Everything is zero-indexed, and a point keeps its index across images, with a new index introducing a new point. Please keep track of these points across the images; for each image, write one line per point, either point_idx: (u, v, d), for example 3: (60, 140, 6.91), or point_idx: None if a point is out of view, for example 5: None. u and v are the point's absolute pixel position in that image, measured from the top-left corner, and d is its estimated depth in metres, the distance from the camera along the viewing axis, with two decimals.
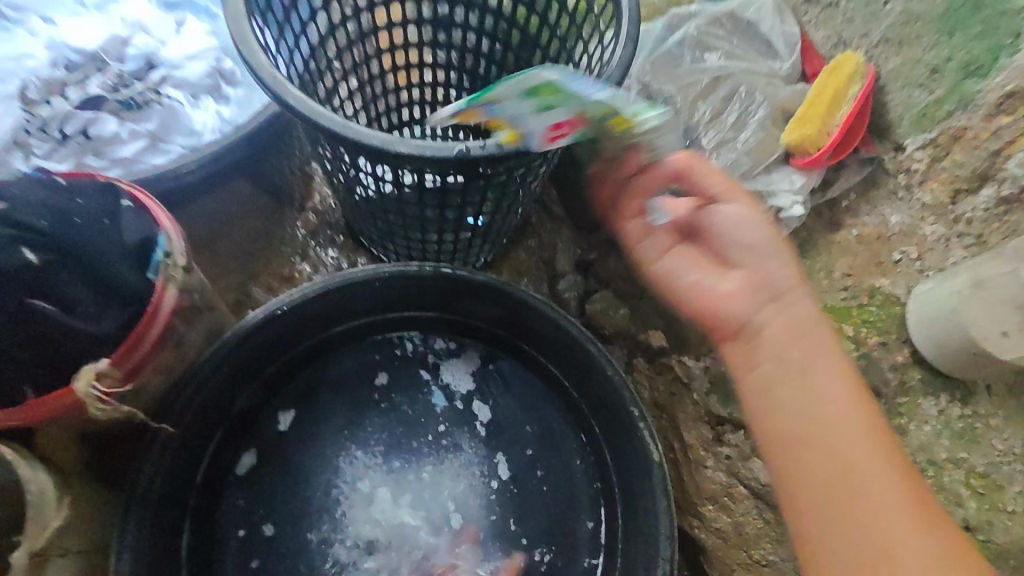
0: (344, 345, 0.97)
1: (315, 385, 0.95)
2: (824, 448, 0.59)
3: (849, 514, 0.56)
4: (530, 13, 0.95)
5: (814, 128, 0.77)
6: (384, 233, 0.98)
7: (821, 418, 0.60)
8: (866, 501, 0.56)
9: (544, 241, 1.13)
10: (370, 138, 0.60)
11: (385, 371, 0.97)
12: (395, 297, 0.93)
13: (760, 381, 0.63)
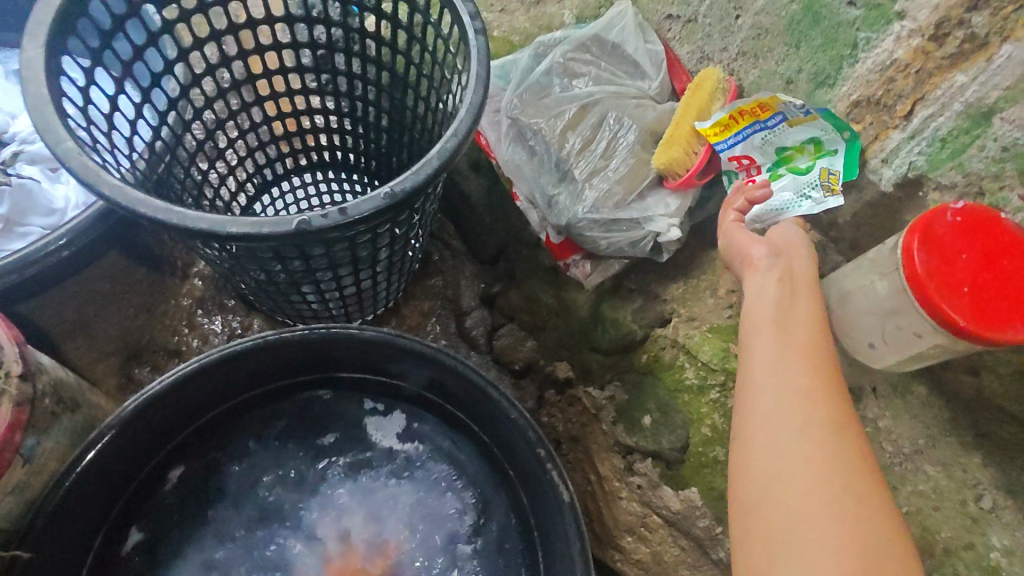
0: (242, 418, 0.91)
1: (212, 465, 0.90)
2: (796, 380, 0.55)
3: (795, 420, 0.53)
4: (395, 54, 0.92)
5: (681, 149, 0.76)
6: (270, 297, 0.93)
7: (800, 344, 0.57)
8: (831, 427, 0.52)
9: (448, 279, 1.10)
10: (198, 222, 0.58)
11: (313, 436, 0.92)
12: (287, 363, 0.88)
13: (801, 313, 0.59)
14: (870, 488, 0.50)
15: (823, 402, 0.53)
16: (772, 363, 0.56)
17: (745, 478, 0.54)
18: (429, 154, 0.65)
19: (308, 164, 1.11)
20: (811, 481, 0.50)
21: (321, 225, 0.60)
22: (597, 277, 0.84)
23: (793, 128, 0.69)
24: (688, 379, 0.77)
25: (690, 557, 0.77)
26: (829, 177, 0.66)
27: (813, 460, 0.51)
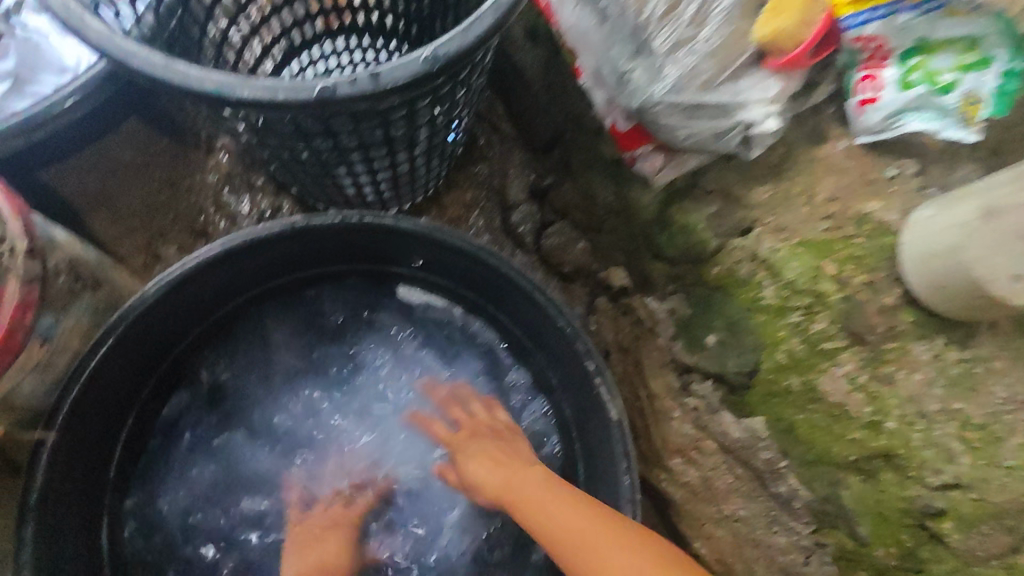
0: (272, 304, 0.87)
1: (241, 351, 0.86)
2: (552, 491, 0.68)
3: (575, 519, 0.64)
4: None
5: (791, 18, 0.61)
6: (298, 178, 0.84)
7: (557, 500, 0.67)
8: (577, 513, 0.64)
9: (494, 168, 1.00)
10: (204, 84, 0.49)
11: (343, 326, 0.88)
12: (315, 252, 0.81)
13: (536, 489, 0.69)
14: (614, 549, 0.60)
15: (573, 502, 0.66)
16: (550, 509, 0.66)
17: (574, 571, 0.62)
18: (481, 9, 0.52)
19: (341, 25, 0.97)
20: (631, 557, 0.59)
21: (349, 94, 0.50)
22: (668, 174, 0.71)
23: (952, 20, 0.58)
24: (765, 299, 0.67)
25: (743, 487, 0.72)
26: (970, 100, 0.58)
27: (598, 532, 0.62)
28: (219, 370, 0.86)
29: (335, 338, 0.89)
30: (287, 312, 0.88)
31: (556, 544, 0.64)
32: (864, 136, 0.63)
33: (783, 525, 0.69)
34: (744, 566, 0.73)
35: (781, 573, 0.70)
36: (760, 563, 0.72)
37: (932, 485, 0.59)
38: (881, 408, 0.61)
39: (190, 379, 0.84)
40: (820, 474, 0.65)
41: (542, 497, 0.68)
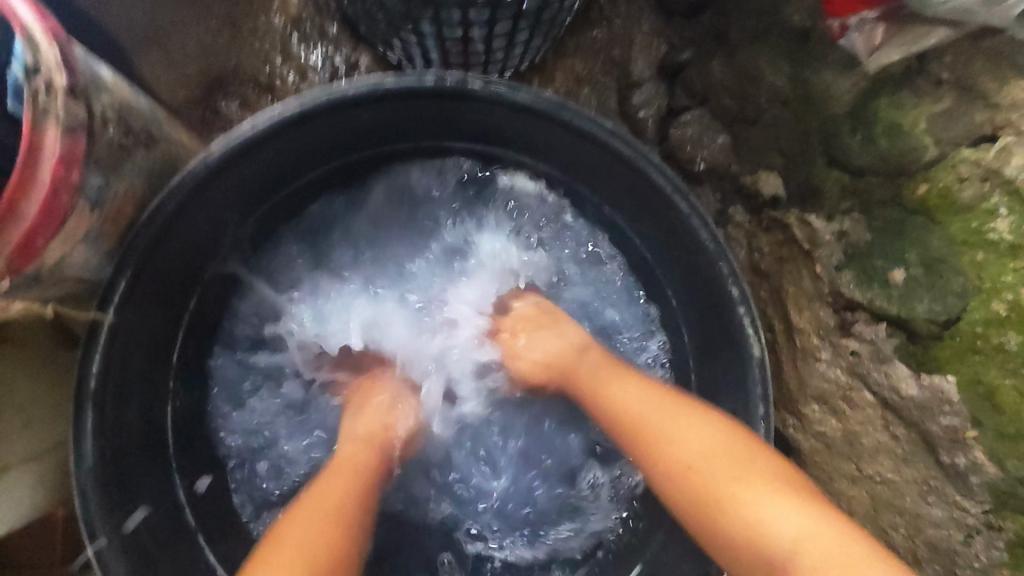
0: (351, 182, 0.74)
1: (311, 232, 0.75)
2: (635, 399, 0.59)
3: (690, 425, 0.55)
4: None
5: None
6: (387, 23, 0.68)
7: (641, 391, 0.59)
8: (685, 425, 0.55)
9: (616, 33, 0.81)
10: None
11: (431, 210, 0.76)
12: (404, 123, 0.67)
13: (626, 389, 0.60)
14: (736, 467, 0.51)
15: (676, 403, 0.57)
16: (640, 404, 0.58)
17: (679, 485, 0.53)
18: None
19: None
20: (716, 446, 0.53)
21: None
22: (899, 49, 0.55)
23: None
24: (994, 233, 0.52)
25: (900, 450, 0.60)
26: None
27: (713, 453, 0.53)
28: (288, 252, 0.74)
29: (419, 217, 0.76)
30: (365, 192, 0.75)
31: (633, 415, 0.58)
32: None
33: (945, 500, 0.58)
34: (878, 533, 0.63)
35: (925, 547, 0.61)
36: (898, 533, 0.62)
37: None
38: None
39: (258, 260, 0.74)
40: (1019, 453, 0.52)
41: (643, 403, 0.58)
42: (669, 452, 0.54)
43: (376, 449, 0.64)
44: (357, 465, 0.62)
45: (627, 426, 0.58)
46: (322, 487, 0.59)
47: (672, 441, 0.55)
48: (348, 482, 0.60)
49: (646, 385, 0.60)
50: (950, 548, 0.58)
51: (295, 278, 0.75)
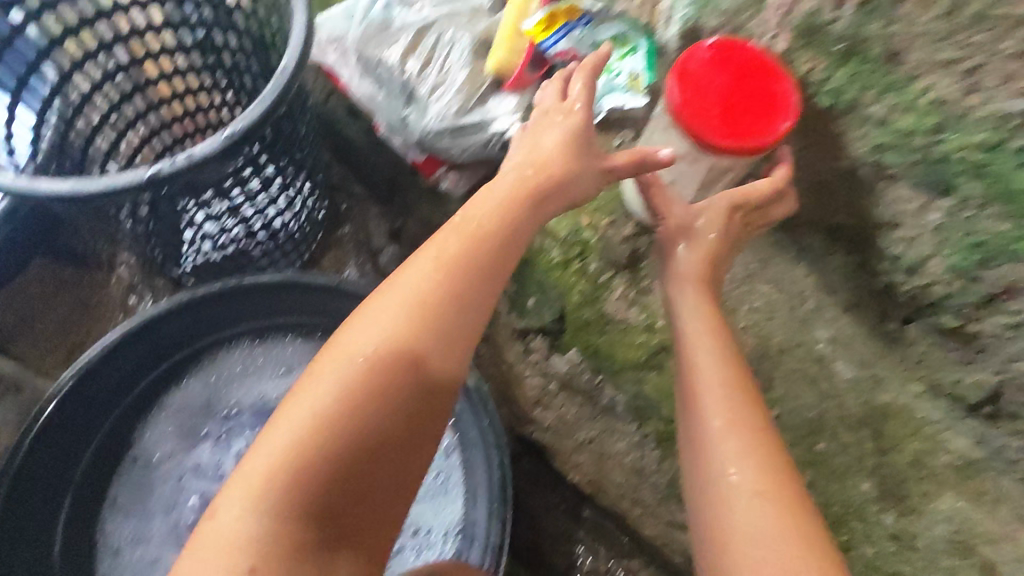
0: (180, 403, 0.96)
1: (150, 438, 0.94)
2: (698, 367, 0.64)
3: (747, 399, 0.62)
4: (239, 16, 0.95)
5: (506, 51, 0.83)
6: (167, 249, 0.99)
7: (713, 326, 0.67)
8: (715, 397, 0.62)
9: (358, 224, 1.19)
10: (57, 189, 0.68)
11: (245, 388, 0.98)
12: (205, 324, 0.95)
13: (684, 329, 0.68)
14: (747, 433, 0.59)
15: (722, 364, 0.64)
16: (693, 336, 0.67)
17: (696, 418, 0.62)
18: (263, 94, 0.72)
19: (198, 128, 1.12)
20: (766, 515, 0.53)
21: (168, 171, 0.69)
22: (465, 182, 0.90)
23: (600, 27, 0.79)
24: (552, 257, 0.86)
25: (586, 412, 0.89)
26: (634, 77, 0.77)
27: (735, 423, 0.60)
28: (136, 461, 0.93)
29: (231, 393, 0.97)
30: (200, 407, 0.97)
31: (735, 377, 0.63)
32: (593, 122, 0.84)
33: (622, 432, 0.87)
34: (608, 479, 0.88)
35: (632, 472, 0.87)
36: (615, 471, 0.88)
37: None
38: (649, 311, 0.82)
39: (117, 473, 0.92)
40: (626, 378, 0.83)
41: (722, 345, 0.65)
42: (708, 406, 0.61)
43: (413, 305, 0.51)
44: (478, 262, 0.55)
45: (694, 435, 0.61)
46: (385, 296, 0.52)
47: (712, 410, 0.61)
48: (452, 316, 0.52)
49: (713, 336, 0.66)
50: (639, 463, 0.86)
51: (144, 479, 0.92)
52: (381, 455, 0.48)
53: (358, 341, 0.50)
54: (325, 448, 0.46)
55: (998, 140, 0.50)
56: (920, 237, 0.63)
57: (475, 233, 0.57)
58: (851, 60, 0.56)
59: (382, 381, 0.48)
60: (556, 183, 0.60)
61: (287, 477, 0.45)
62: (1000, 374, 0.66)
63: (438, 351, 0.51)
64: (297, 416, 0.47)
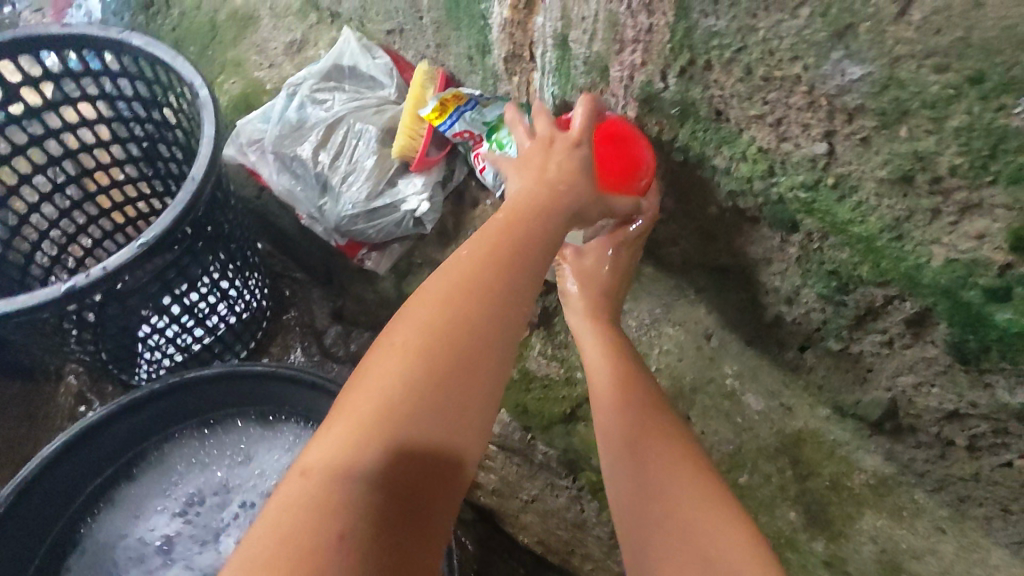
0: (128, 500, 0.96)
1: (95, 540, 0.94)
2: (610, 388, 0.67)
3: (664, 414, 0.65)
4: (166, 128, 1.01)
5: (406, 137, 0.89)
6: (120, 360, 1.04)
7: (620, 350, 0.71)
8: (635, 416, 0.64)
9: (303, 308, 1.23)
10: None
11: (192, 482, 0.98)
12: (153, 423, 0.97)
13: (591, 355, 0.71)
14: (679, 447, 0.61)
15: (641, 384, 0.67)
16: (602, 358, 0.70)
17: (619, 437, 0.64)
18: (176, 201, 0.78)
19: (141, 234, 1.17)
20: (694, 518, 0.55)
21: (83, 284, 0.76)
22: (387, 260, 0.96)
23: (488, 108, 0.86)
24: None
25: (526, 470, 0.90)
26: None
27: (658, 437, 0.62)
28: (80, 564, 0.92)
29: (178, 487, 0.97)
30: (147, 503, 0.96)
31: (651, 394, 0.66)
32: (498, 193, 0.92)
33: (560, 487, 0.88)
34: (554, 537, 0.89)
35: (575, 526, 0.87)
36: (560, 528, 0.88)
37: None
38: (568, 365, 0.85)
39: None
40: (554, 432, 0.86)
41: (630, 367, 0.69)
42: (624, 426, 0.64)
43: (429, 337, 0.44)
44: (495, 288, 0.47)
45: (619, 447, 0.64)
46: (408, 325, 0.45)
47: (634, 430, 0.64)
48: (476, 347, 0.44)
49: (619, 354, 0.70)
50: (580, 517, 0.87)
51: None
52: (416, 514, 0.40)
53: (379, 379, 0.43)
54: (364, 474, 0.40)
55: (815, 180, 0.57)
56: (789, 270, 0.68)
57: (499, 264, 0.48)
58: (687, 122, 0.64)
59: (426, 375, 0.43)
60: (573, 203, 0.57)
61: (322, 502, 0.39)
62: (890, 390, 0.69)
63: (463, 381, 0.43)
64: (343, 434, 0.41)
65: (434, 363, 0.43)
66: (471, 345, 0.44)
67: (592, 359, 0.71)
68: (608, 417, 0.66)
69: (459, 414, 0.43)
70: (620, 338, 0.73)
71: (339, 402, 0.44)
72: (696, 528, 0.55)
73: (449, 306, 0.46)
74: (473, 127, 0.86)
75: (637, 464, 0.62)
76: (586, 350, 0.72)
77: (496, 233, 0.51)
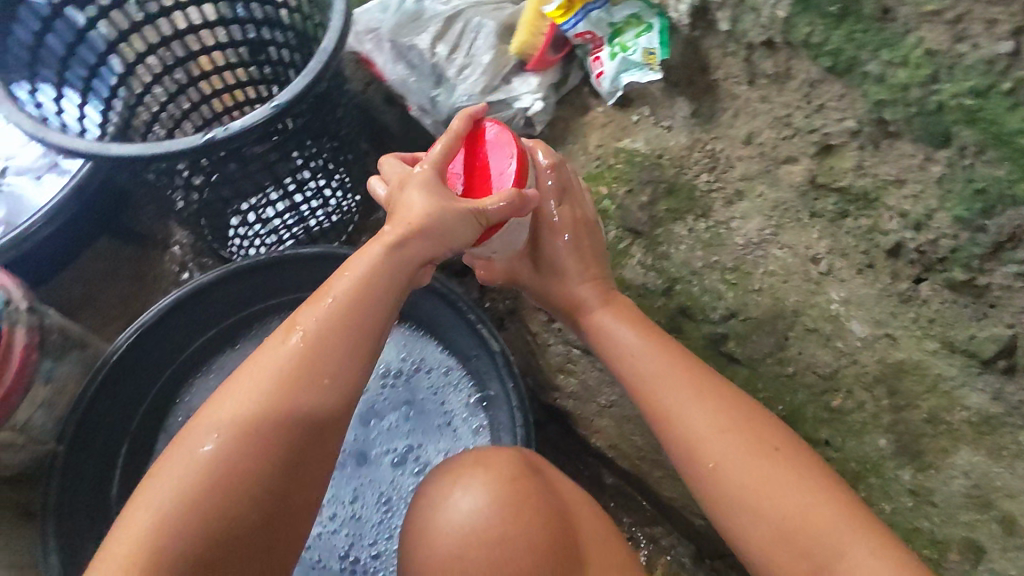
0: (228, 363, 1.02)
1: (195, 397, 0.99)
2: (651, 372, 0.68)
3: (717, 390, 0.65)
4: (285, 11, 1.02)
5: (527, 34, 0.89)
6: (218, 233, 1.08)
7: (651, 335, 0.71)
8: (687, 399, 0.64)
9: None
10: (126, 152, 0.77)
11: None
12: (254, 293, 0.99)
13: (622, 338, 0.72)
14: (748, 422, 0.62)
15: (680, 364, 0.68)
16: (636, 344, 0.71)
17: (674, 419, 0.64)
18: (307, 68, 0.80)
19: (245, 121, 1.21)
20: (780, 490, 0.57)
21: (221, 138, 0.78)
22: None
23: (619, 7, 0.84)
24: None
25: (607, 375, 0.92)
26: (648, 52, 0.82)
27: (720, 413, 0.63)
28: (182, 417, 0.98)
29: None
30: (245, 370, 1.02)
31: (699, 373, 0.67)
32: (610, 102, 0.91)
33: None
34: (628, 442, 0.91)
35: (652, 434, 0.89)
36: (635, 434, 0.91)
37: (713, 318, 0.82)
38: (666, 276, 0.85)
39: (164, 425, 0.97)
40: None
41: (667, 352, 0.69)
42: (682, 407, 0.64)
43: (269, 392, 0.54)
44: (330, 354, 0.56)
45: (674, 436, 0.64)
46: (239, 391, 0.55)
47: (688, 410, 0.64)
48: (304, 391, 0.55)
49: (652, 339, 0.71)
50: None
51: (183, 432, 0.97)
52: (258, 532, 0.53)
53: (219, 424, 0.53)
54: (198, 509, 0.51)
55: (989, 84, 0.59)
56: (924, 191, 0.69)
57: (341, 330, 0.57)
58: (845, 22, 0.66)
59: (258, 432, 0.53)
60: (430, 247, 0.61)
61: (175, 520, 0.51)
62: (1012, 327, 0.68)
63: (298, 429, 0.54)
64: (186, 470, 0.52)
65: (266, 419, 0.53)
66: (295, 403, 0.54)
67: (627, 339, 0.72)
68: (657, 401, 0.66)
69: (291, 461, 0.54)
70: (644, 322, 0.74)
71: (186, 436, 0.55)
72: (787, 497, 0.57)
73: (282, 372, 0.55)
74: (599, 26, 0.86)
75: (696, 446, 0.62)
76: (611, 338, 0.73)
77: (348, 288, 0.58)
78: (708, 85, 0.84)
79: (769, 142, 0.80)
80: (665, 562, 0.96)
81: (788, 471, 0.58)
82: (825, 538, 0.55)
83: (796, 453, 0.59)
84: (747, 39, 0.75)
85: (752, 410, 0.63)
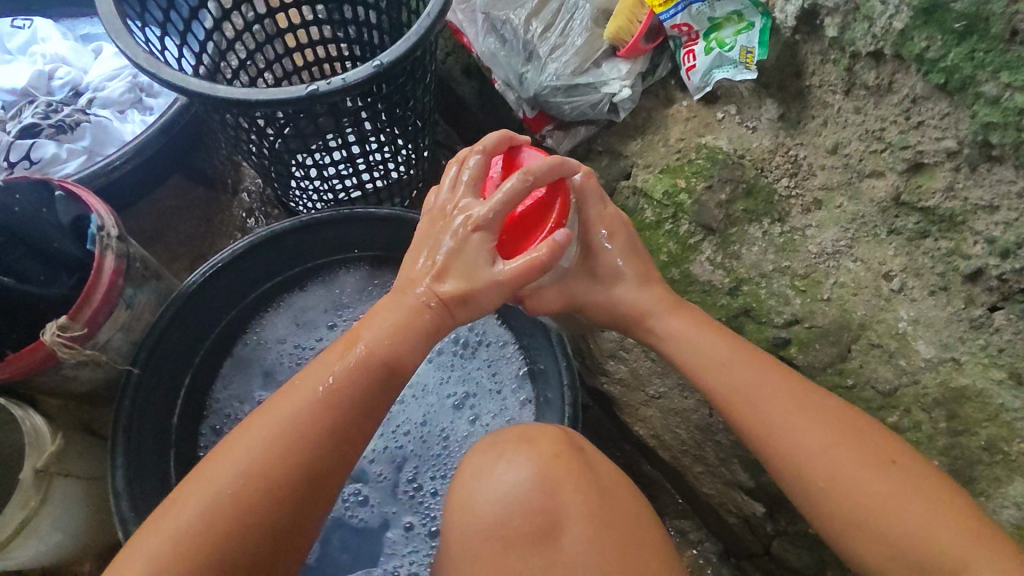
0: (291, 311, 1.06)
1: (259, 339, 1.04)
2: (743, 385, 0.66)
3: (819, 404, 0.63)
4: None
5: (624, 20, 0.89)
6: (284, 185, 1.10)
7: (736, 348, 0.69)
8: (788, 415, 0.63)
9: None
10: (232, 94, 0.80)
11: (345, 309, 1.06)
12: (320, 246, 1.02)
13: (706, 348, 0.70)
14: (856, 437, 0.60)
15: (775, 376, 0.66)
16: (722, 356, 0.68)
17: (774, 433, 0.63)
18: (411, 33, 0.82)
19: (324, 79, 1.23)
20: (896, 506, 0.56)
21: (325, 91, 0.80)
22: (568, 141, 0.98)
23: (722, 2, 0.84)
24: (645, 216, 0.91)
25: (659, 367, 0.93)
26: (746, 52, 0.83)
27: (824, 427, 0.61)
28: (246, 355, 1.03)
29: (334, 312, 1.06)
30: (307, 320, 1.06)
31: (797, 387, 0.65)
32: (697, 97, 0.90)
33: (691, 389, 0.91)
34: (672, 434, 0.93)
35: (697, 429, 0.90)
36: (680, 428, 0.92)
37: (777, 323, 0.83)
38: (735, 274, 0.85)
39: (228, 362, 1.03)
40: None
41: (758, 365, 0.67)
42: (783, 419, 0.63)
43: (299, 428, 0.55)
44: (360, 396, 0.57)
45: (775, 450, 0.63)
46: (265, 423, 0.55)
47: (790, 425, 0.62)
48: (332, 428, 0.56)
49: (737, 350, 0.68)
50: (706, 421, 0.89)
51: (245, 370, 1.03)
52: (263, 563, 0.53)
53: (243, 454, 0.54)
54: (210, 537, 0.51)
55: None
56: (1020, 219, 0.68)
57: (369, 371, 0.58)
58: (967, 39, 0.65)
59: (277, 465, 0.54)
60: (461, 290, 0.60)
61: (186, 544, 0.51)
62: None
63: (315, 464, 0.55)
64: (203, 494, 0.53)
65: (291, 453, 0.54)
66: (320, 439, 0.55)
67: (715, 347, 0.69)
68: (753, 414, 0.65)
69: (305, 495, 0.54)
70: (726, 332, 0.71)
71: (207, 463, 0.55)
72: (906, 514, 0.56)
73: (314, 407, 0.56)
74: (698, 19, 0.86)
75: (800, 460, 0.61)
76: (691, 348, 0.71)
77: (384, 331, 0.59)
78: (800, 90, 0.84)
79: (855, 154, 0.80)
80: (691, 555, 0.98)
81: (907, 486, 0.57)
82: (944, 558, 0.54)
83: (915, 467, 0.58)
84: (853, 48, 0.75)
85: (861, 423, 0.62)
